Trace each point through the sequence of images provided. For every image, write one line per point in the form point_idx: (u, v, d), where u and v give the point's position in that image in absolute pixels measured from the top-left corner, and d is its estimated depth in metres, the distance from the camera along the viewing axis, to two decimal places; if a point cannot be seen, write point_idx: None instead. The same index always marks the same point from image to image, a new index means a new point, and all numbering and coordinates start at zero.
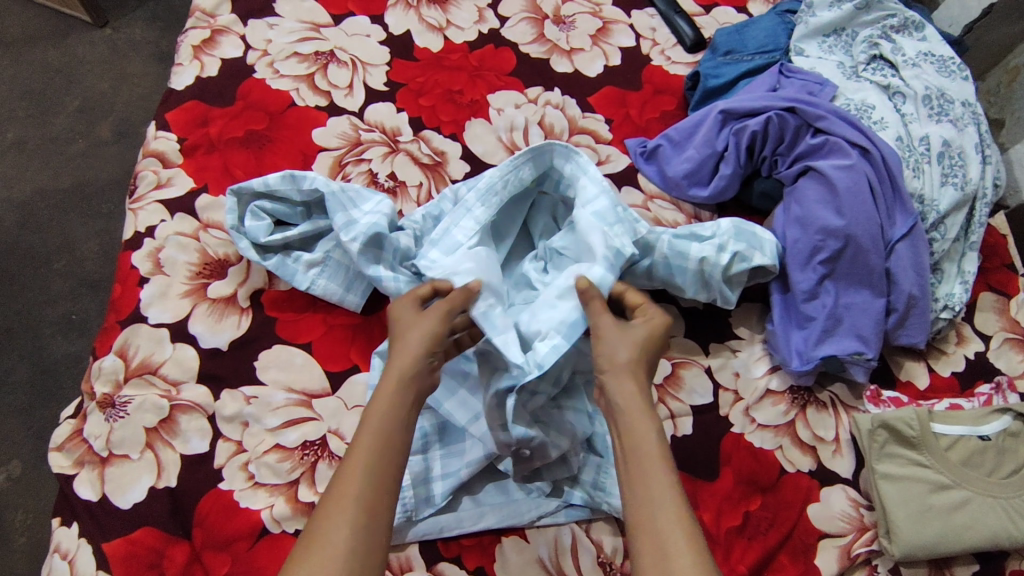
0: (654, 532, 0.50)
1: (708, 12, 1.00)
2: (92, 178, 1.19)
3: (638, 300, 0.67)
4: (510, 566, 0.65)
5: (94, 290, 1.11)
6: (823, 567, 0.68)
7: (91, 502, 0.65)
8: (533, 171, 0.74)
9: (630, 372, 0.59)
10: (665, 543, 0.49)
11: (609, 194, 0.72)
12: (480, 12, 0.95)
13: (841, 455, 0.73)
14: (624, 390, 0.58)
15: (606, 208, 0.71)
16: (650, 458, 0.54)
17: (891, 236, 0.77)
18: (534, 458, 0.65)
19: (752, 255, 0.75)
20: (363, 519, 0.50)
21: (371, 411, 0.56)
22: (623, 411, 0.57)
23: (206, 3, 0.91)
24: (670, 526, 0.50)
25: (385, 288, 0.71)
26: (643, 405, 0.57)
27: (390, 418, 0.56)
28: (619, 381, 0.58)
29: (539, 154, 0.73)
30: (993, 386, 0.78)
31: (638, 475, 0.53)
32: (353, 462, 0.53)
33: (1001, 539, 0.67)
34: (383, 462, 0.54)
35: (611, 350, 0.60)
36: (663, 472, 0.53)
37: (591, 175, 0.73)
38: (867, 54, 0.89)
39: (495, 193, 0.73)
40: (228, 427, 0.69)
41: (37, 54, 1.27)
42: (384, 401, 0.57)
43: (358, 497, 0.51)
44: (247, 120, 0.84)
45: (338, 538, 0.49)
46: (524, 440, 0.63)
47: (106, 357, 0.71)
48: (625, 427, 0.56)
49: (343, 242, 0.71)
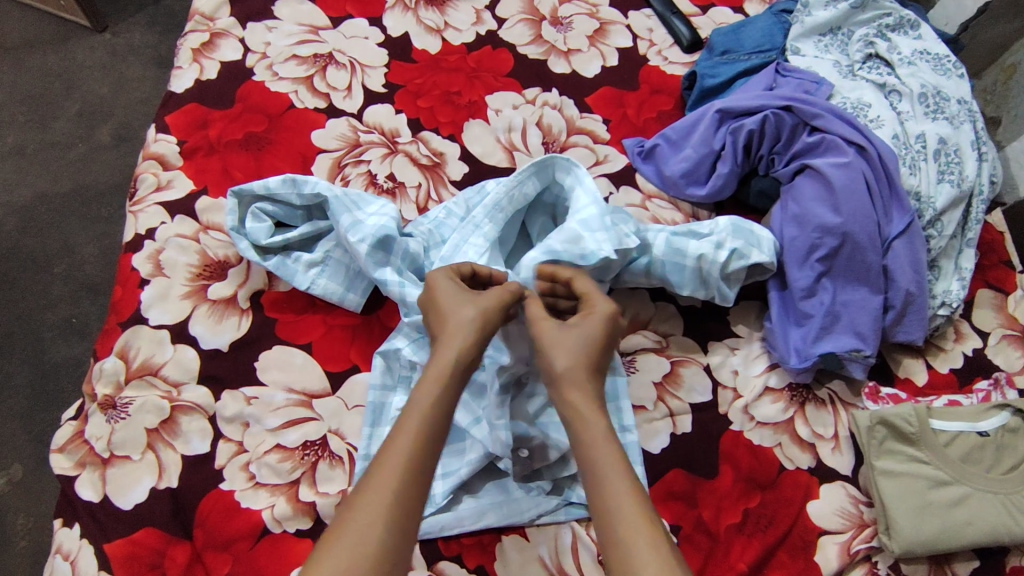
0: (615, 538, 0.50)
1: (705, 13, 1.01)
2: (92, 182, 1.19)
3: (585, 289, 0.66)
4: (511, 565, 0.65)
5: (93, 294, 1.11)
6: (823, 565, 0.68)
7: (93, 503, 0.65)
8: (537, 185, 0.76)
9: (572, 377, 0.59)
10: (625, 548, 0.49)
11: (598, 204, 0.73)
12: (478, 13, 0.96)
13: (840, 452, 0.73)
14: (570, 398, 0.58)
15: (592, 217, 0.72)
16: (602, 463, 0.54)
17: (888, 233, 0.77)
18: (535, 458, 0.67)
19: (750, 252, 0.75)
20: (396, 521, 0.50)
21: (413, 409, 0.55)
22: (572, 423, 0.57)
23: (205, 7, 0.92)
24: (631, 530, 0.50)
25: (390, 292, 0.71)
26: (591, 411, 0.57)
27: (432, 418, 0.55)
28: (565, 390, 0.59)
29: (542, 168, 0.76)
30: (990, 383, 0.78)
31: (594, 483, 0.54)
32: (391, 461, 0.52)
33: (1000, 535, 0.67)
34: (420, 464, 0.53)
35: (548, 359, 0.60)
36: (616, 476, 0.53)
37: (586, 186, 0.75)
38: (863, 53, 0.89)
39: (501, 209, 0.75)
40: (229, 427, 0.69)
41: (37, 59, 1.28)
42: (426, 400, 0.56)
43: (394, 497, 0.50)
44: (246, 123, 0.84)
45: (369, 537, 0.48)
46: (524, 438, 0.68)
47: (106, 359, 0.71)
48: (575, 438, 0.57)
49: (350, 242, 0.71)
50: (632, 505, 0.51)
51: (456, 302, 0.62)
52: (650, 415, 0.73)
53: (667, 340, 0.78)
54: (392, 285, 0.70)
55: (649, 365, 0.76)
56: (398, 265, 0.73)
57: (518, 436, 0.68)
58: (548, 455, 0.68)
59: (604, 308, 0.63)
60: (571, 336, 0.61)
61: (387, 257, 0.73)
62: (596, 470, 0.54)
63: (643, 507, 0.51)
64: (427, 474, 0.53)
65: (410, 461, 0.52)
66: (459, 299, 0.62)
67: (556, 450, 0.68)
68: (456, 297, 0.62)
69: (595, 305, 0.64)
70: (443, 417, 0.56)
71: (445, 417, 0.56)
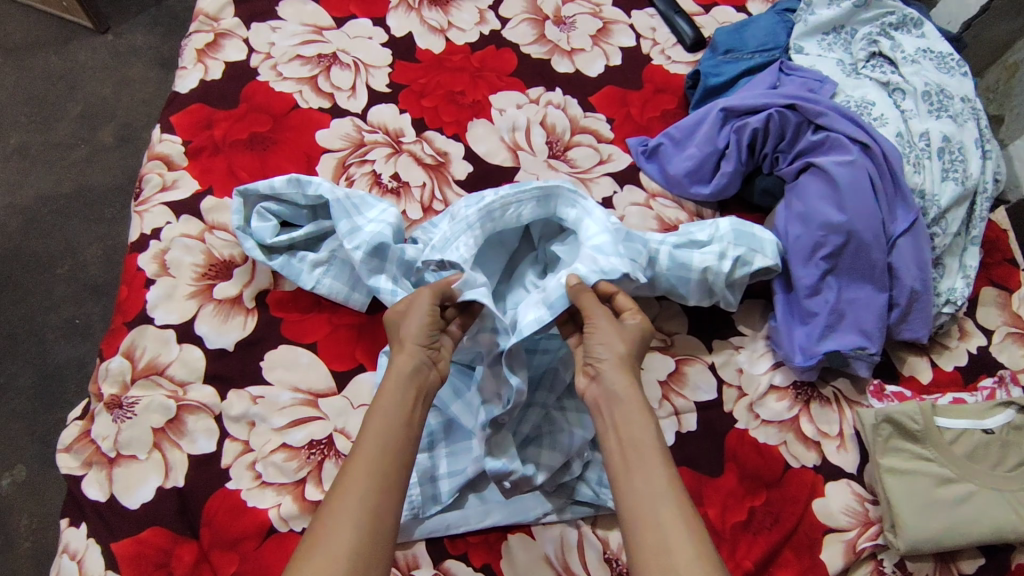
0: (656, 525, 0.51)
1: (708, 12, 1.01)
2: (94, 183, 1.20)
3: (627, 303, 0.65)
4: (517, 564, 0.65)
5: (96, 294, 1.12)
6: (828, 563, 0.68)
7: (100, 503, 0.65)
8: (537, 209, 0.75)
9: (626, 365, 0.60)
10: (666, 538, 0.50)
11: (610, 232, 0.71)
12: (481, 13, 0.96)
13: (845, 450, 0.73)
14: (622, 380, 0.59)
15: (606, 244, 0.70)
16: (648, 448, 0.55)
17: (892, 231, 0.78)
18: (520, 487, 0.65)
19: (753, 258, 0.76)
20: (367, 530, 0.50)
21: (374, 418, 0.56)
22: (619, 405, 0.58)
23: (209, 7, 0.92)
24: (670, 516, 0.51)
25: (384, 299, 0.72)
26: (638, 399, 0.58)
27: (389, 424, 0.55)
28: (614, 374, 0.59)
29: (546, 196, 0.75)
30: (995, 380, 0.78)
31: (638, 469, 0.54)
32: (358, 464, 0.53)
33: (1006, 532, 0.67)
34: (387, 467, 0.53)
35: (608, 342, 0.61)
36: (661, 466, 0.54)
37: (596, 216, 0.73)
38: (866, 51, 0.90)
39: (491, 218, 0.73)
40: (235, 427, 0.69)
41: (38, 61, 1.28)
42: (384, 401, 0.57)
43: (360, 505, 0.51)
44: (250, 123, 0.84)
45: (340, 546, 0.49)
46: (502, 474, 0.64)
47: (112, 359, 0.71)
48: (621, 424, 0.57)
49: (347, 250, 0.72)
50: (670, 498, 0.52)
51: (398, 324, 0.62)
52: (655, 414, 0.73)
53: (672, 339, 0.78)
54: (384, 294, 0.72)
55: (654, 363, 0.76)
56: (393, 273, 0.73)
57: (495, 472, 0.63)
58: (532, 477, 0.65)
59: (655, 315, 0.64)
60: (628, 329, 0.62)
61: (383, 263, 0.73)
62: (637, 462, 0.54)
63: (680, 501, 0.52)
64: (396, 474, 0.54)
65: (373, 467, 0.53)
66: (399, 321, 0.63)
67: (545, 469, 0.66)
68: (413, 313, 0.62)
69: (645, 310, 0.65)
70: (406, 418, 0.57)
71: (402, 422, 0.56)
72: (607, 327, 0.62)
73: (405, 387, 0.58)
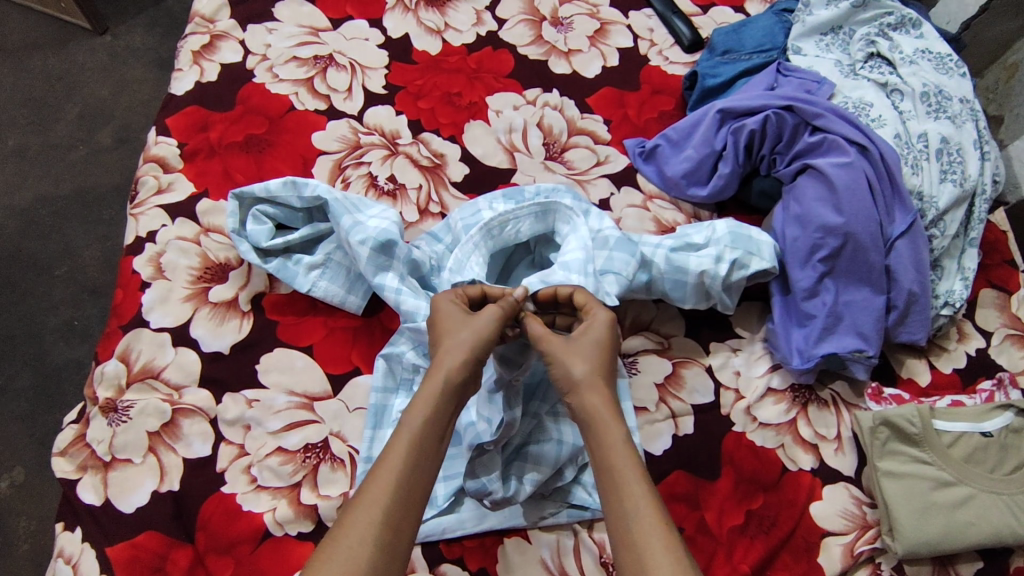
0: (630, 541, 0.51)
1: (706, 12, 1.01)
2: (92, 185, 1.19)
3: (583, 300, 0.66)
4: (513, 567, 0.65)
5: (95, 296, 1.12)
6: (826, 566, 0.67)
7: (95, 507, 0.65)
8: (535, 224, 0.76)
9: (587, 385, 0.60)
10: (642, 556, 0.50)
11: (585, 249, 0.72)
12: (478, 14, 0.96)
13: (842, 453, 0.73)
14: (589, 404, 0.59)
15: (575, 260, 0.72)
16: (615, 466, 0.55)
17: (891, 233, 0.77)
18: (501, 504, 0.65)
19: (749, 261, 0.75)
20: (385, 539, 0.51)
21: (404, 427, 0.56)
22: (589, 429, 0.58)
23: (206, 8, 0.92)
24: (646, 535, 0.51)
25: (386, 297, 0.71)
26: (609, 418, 0.58)
27: (420, 440, 0.56)
28: (582, 397, 0.59)
29: (545, 211, 0.76)
30: (994, 383, 0.78)
31: (612, 488, 0.54)
32: (383, 475, 0.53)
33: (1003, 536, 0.67)
34: (410, 477, 0.54)
35: (563, 369, 0.60)
36: (631, 482, 0.54)
37: (579, 234, 0.74)
38: (864, 52, 0.89)
39: (490, 237, 0.74)
40: (231, 430, 0.69)
41: (37, 62, 1.28)
42: (418, 414, 0.57)
43: (383, 516, 0.51)
44: (246, 125, 0.84)
45: (355, 558, 0.49)
46: (482, 492, 0.64)
47: (107, 362, 0.71)
48: (593, 443, 0.57)
49: (352, 244, 0.72)
50: (648, 515, 0.52)
51: (456, 322, 0.62)
52: (652, 417, 0.73)
53: (668, 341, 0.78)
54: (389, 291, 0.71)
55: (651, 366, 0.76)
56: (400, 270, 0.72)
57: (474, 491, 0.64)
58: (515, 494, 0.65)
59: (608, 313, 0.64)
60: (581, 344, 0.62)
61: (389, 261, 0.73)
62: (612, 480, 0.55)
63: (658, 515, 0.52)
64: (417, 489, 0.54)
65: (402, 479, 0.53)
66: (459, 322, 0.62)
67: (529, 483, 0.66)
68: (478, 319, 0.62)
69: (596, 312, 0.64)
70: (437, 432, 0.57)
71: (436, 437, 0.57)
72: (558, 349, 0.61)
73: (442, 400, 0.58)
